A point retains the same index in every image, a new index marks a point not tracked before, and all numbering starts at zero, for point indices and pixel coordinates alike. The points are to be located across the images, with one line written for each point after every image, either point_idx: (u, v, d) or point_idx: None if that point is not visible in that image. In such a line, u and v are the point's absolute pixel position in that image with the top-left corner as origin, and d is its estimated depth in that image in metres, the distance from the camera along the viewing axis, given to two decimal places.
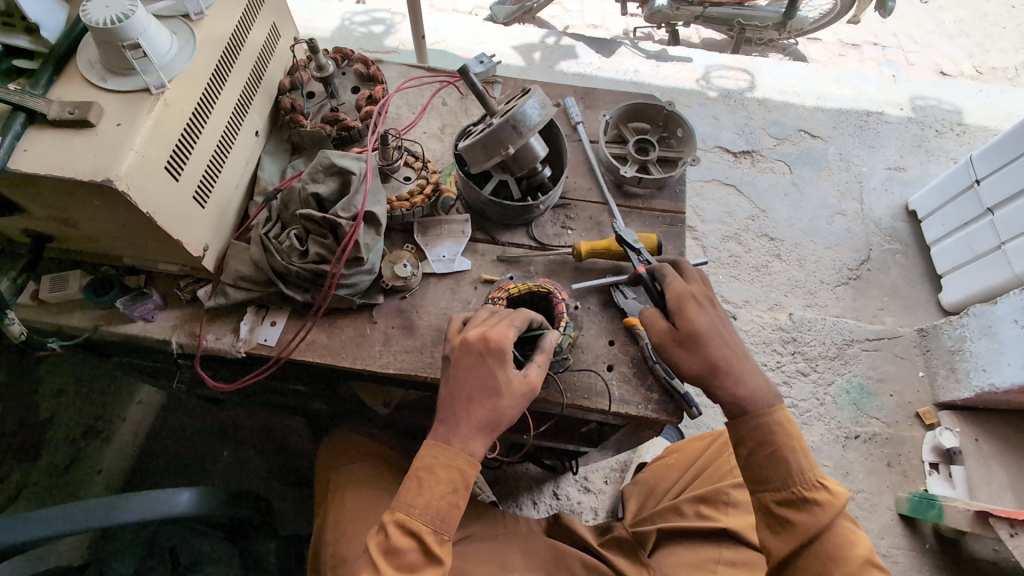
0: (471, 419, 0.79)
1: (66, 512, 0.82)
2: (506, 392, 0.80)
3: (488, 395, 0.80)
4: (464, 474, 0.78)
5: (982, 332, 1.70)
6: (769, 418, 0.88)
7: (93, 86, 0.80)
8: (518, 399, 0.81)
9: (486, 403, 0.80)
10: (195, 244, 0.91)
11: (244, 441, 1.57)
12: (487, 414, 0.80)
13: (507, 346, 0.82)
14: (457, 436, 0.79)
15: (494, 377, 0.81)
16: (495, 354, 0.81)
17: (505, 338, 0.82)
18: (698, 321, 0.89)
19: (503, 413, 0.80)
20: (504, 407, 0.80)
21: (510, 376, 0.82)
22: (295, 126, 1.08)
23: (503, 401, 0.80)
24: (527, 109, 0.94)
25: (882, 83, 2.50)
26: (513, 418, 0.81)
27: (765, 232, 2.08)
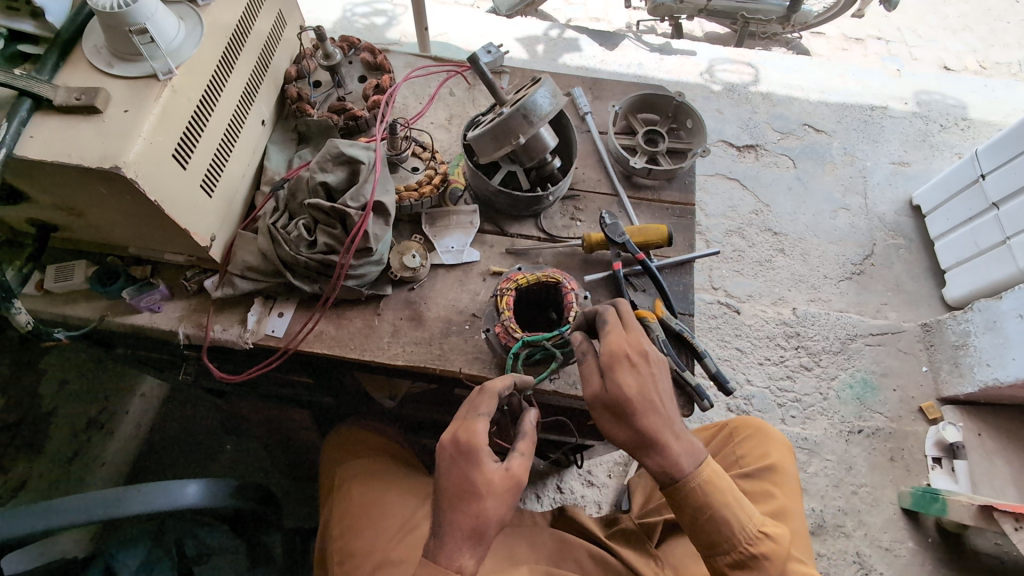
0: (456, 531, 0.75)
1: (72, 505, 0.82)
2: (486, 493, 0.76)
3: (469, 501, 0.76)
4: None
5: (987, 327, 1.70)
6: (693, 480, 0.81)
7: (99, 72, 0.79)
8: (504, 498, 0.77)
9: (471, 514, 0.76)
10: (202, 234, 0.90)
11: (247, 434, 1.56)
12: (472, 520, 0.75)
13: (480, 444, 0.78)
14: (448, 556, 0.74)
15: (471, 479, 0.77)
16: (467, 454, 0.78)
17: (473, 437, 0.78)
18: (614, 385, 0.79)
19: (489, 517, 0.76)
20: (487, 510, 0.76)
21: (490, 474, 0.77)
22: (302, 115, 1.07)
23: (486, 503, 0.76)
24: (538, 99, 0.93)
25: (887, 77, 2.48)
26: (500, 517, 0.77)
27: (768, 227, 2.07)
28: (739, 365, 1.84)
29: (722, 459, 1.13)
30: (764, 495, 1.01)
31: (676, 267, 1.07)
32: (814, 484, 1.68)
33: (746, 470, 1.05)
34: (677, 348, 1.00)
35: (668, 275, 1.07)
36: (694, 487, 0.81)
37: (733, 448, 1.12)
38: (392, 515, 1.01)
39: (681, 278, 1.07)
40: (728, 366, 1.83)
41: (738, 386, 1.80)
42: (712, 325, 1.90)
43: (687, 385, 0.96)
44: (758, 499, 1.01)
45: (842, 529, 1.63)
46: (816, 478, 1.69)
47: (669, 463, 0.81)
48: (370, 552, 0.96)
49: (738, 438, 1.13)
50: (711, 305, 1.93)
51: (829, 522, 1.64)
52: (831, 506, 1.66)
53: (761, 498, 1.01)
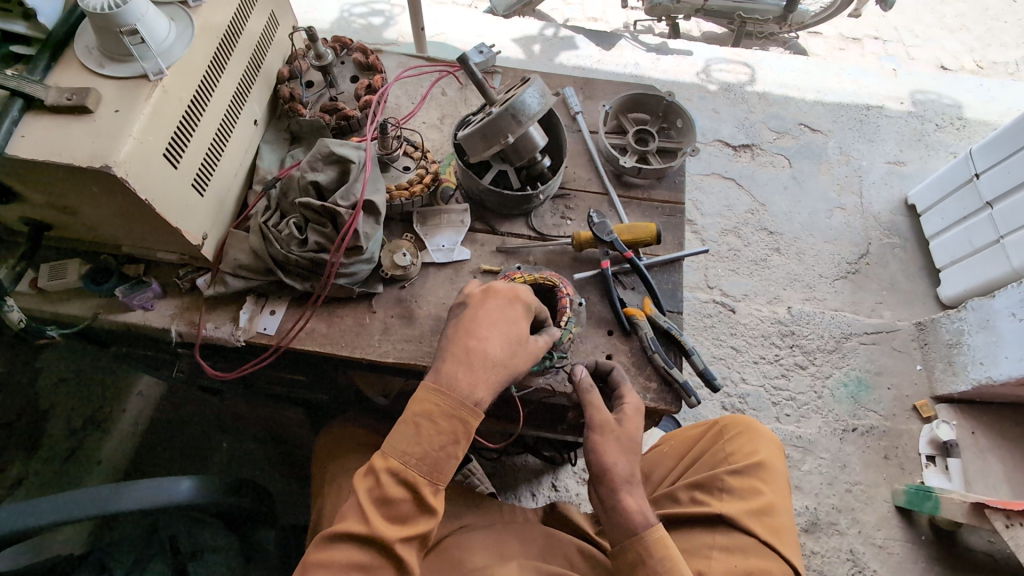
0: (485, 362, 0.83)
1: (63, 503, 0.83)
2: (526, 346, 0.86)
3: (513, 346, 0.85)
4: (465, 424, 0.79)
5: (980, 326, 1.70)
6: (652, 534, 0.81)
7: (90, 72, 0.80)
8: (529, 363, 0.87)
9: (505, 356, 0.84)
10: (194, 232, 0.91)
11: (243, 432, 1.57)
12: (499, 360, 0.83)
13: (529, 307, 0.89)
14: (470, 381, 0.81)
15: (518, 328, 0.86)
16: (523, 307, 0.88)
17: (528, 301, 0.89)
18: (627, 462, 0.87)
19: (515, 365, 0.85)
20: (520, 361, 0.85)
21: (530, 340, 0.88)
22: (295, 115, 1.08)
23: (518, 355, 0.85)
24: (526, 98, 0.93)
25: (882, 77, 2.49)
26: (520, 372, 0.86)
27: (764, 226, 2.08)
28: (734, 364, 1.85)
29: (710, 457, 1.11)
30: (753, 491, 1.02)
31: (665, 265, 1.08)
32: (808, 482, 1.69)
33: (734, 467, 1.04)
34: (666, 346, 1.01)
35: (657, 273, 1.08)
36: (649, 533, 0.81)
37: (721, 446, 1.11)
38: None
39: (669, 276, 1.08)
40: (723, 364, 1.84)
41: (733, 385, 1.81)
42: (707, 323, 1.90)
43: (674, 382, 0.97)
44: (748, 496, 1.01)
45: (836, 527, 1.64)
46: (810, 476, 1.70)
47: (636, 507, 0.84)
48: None
49: (727, 435, 1.11)
50: (706, 304, 1.93)
51: (823, 520, 1.65)
52: (825, 503, 1.67)
53: (748, 495, 1.01)
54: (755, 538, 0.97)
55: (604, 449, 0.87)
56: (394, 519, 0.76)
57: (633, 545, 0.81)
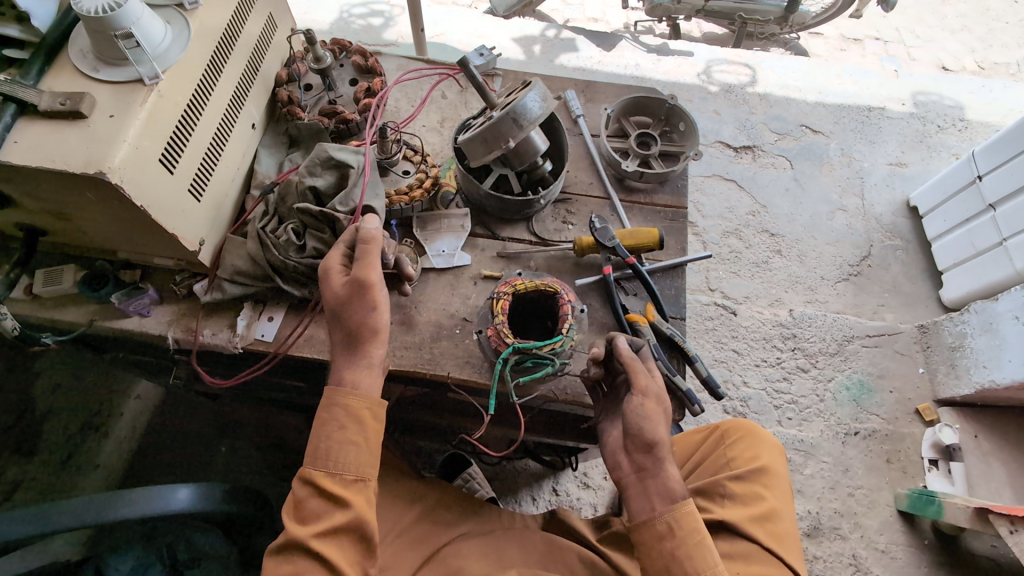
0: (359, 351, 0.83)
1: (63, 511, 0.82)
2: (378, 318, 0.83)
3: (370, 326, 0.83)
4: (348, 409, 0.81)
5: (983, 329, 1.69)
6: (680, 512, 0.81)
7: (85, 77, 0.79)
8: (370, 302, 0.83)
9: (369, 337, 0.83)
10: (190, 238, 0.89)
11: (240, 436, 1.56)
12: (344, 332, 0.84)
13: (368, 276, 0.83)
14: (349, 375, 0.83)
15: (367, 307, 0.83)
16: (359, 287, 0.82)
17: (363, 275, 0.82)
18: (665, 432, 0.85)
19: (353, 324, 0.82)
20: (378, 332, 0.83)
21: (378, 305, 0.83)
22: (293, 119, 1.06)
23: (358, 308, 0.82)
24: (527, 102, 0.92)
25: (883, 78, 2.48)
26: (372, 325, 0.83)
27: (765, 228, 2.07)
28: (735, 367, 1.83)
29: (712, 462, 1.10)
30: (756, 497, 1.00)
31: (667, 271, 1.07)
32: (811, 486, 1.68)
33: (737, 473, 1.03)
34: (668, 353, 1.00)
35: (659, 278, 1.06)
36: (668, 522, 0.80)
37: (722, 452, 1.09)
38: None
39: (672, 282, 1.06)
40: (724, 367, 1.83)
41: (734, 388, 1.80)
42: (709, 326, 1.89)
43: (678, 390, 0.96)
44: (750, 501, 1.00)
45: (838, 531, 1.63)
46: (812, 481, 1.69)
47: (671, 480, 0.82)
48: None
49: (729, 440, 1.10)
50: (708, 307, 1.92)
51: (825, 525, 1.63)
52: (827, 508, 1.66)
53: (751, 500, 1.00)
54: (757, 545, 0.96)
55: (648, 416, 0.84)
56: (308, 518, 0.78)
57: (664, 520, 0.81)
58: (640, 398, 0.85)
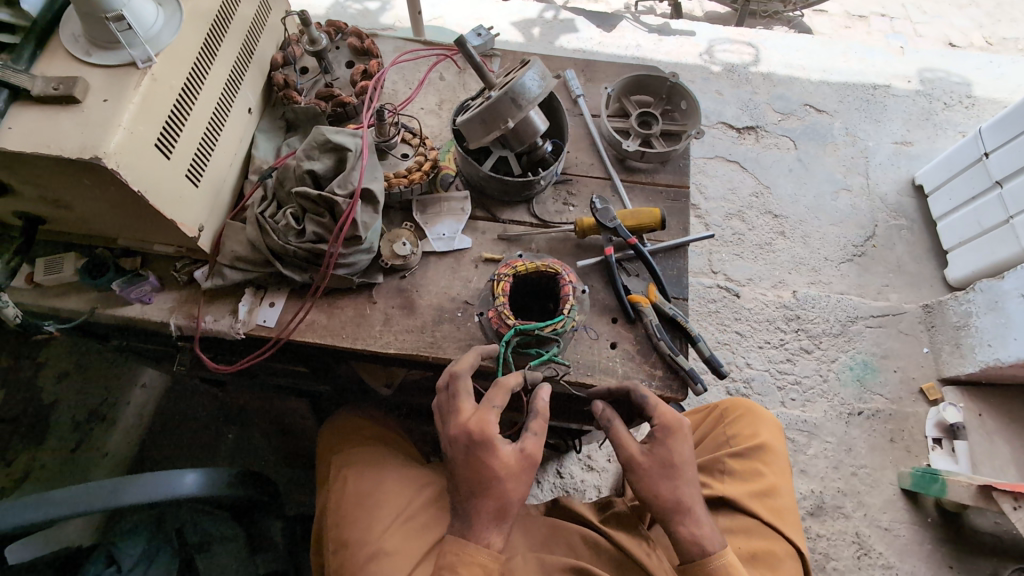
0: (479, 513, 0.80)
1: (69, 495, 0.82)
2: (505, 477, 0.79)
3: (491, 484, 0.79)
4: (487, 568, 0.78)
5: (989, 307, 1.68)
6: (715, 563, 0.80)
7: (77, 60, 0.78)
8: (521, 479, 0.81)
9: (491, 496, 0.79)
10: (189, 225, 0.89)
11: (245, 423, 1.57)
12: (498, 503, 0.80)
13: (491, 431, 0.80)
14: (473, 535, 0.80)
15: (488, 466, 0.79)
16: (482, 443, 0.79)
17: (488, 427, 0.80)
18: (680, 484, 0.83)
19: (512, 499, 0.80)
20: (508, 491, 0.80)
21: (504, 458, 0.80)
22: (290, 103, 1.05)
23: (508, 486, 0.80)
24: (526, 81, 0.91)
25: (889, 55, 2.43)
26: (521, 497, 0.81)
27: (769, 209, 2.05)
28: (739, 349, 1.83)
29: (712, 440, 1.11)
30: (755, 473, 1.01)
31: (669, 251, 1.06)
32: (814, 466, 1.69)
33: (736, 449, 1.04)
34: (671, 333, 0.99)
35: (661, 259, 1.06)
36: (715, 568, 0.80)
37: (723, 429, 1.10)
38: (387, 504, 1.00)
39: (674, 262, 1.06)
40: (728, 349, 1.82)
41: (738, 369, 1.80)
42: (712, 309, 1.88)
43: (680, 369, 0.95)
44: (750, 478, 1.01)
45: (842, 510, 1.64)
46: (816, 461, 1.69)
47: (701, 535, 0.82)
48: (364, 541, 0.95)
49: (728, 419, 1.11)
50: (711, 289, 1.91)
51: (828, 504, 1.64)
52: (830, 487, 1.66)
53: (751, 477, 1.01)
54: (758, 520, 0.96)
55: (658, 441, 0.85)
56: None
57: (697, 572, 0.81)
58: (649, 452, 0.85)
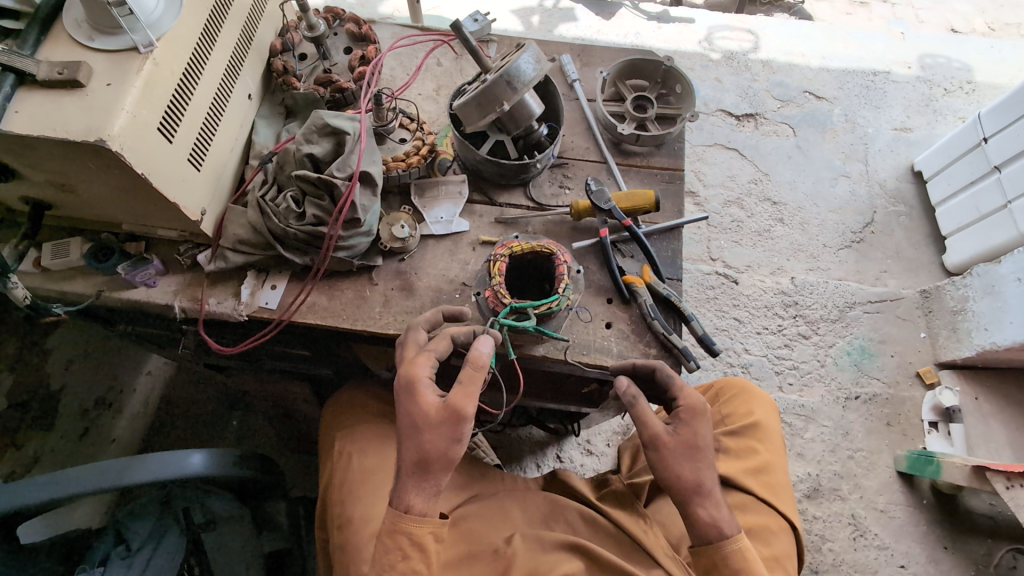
0: (405, 469, 0.78)
1: (82, 474, 0.85)
2: (422, 428, 0.77)
3: (412, 435, 0.78)
4: (409, 535, 0.76)
5: (985, 291, 1.69)
6: (730, 548, 0.81)
7: (80, 45, 0.79)
8: (443, 430, 0.77)
9: (413, 449, 0.77)
10: (192, 208, 0.91)
11: (250, 409, 1.60)
12: (414, 455, 0.77)
13: (416, 378, 0.80)
14: (402, 498, 0.78)
15: (409, 413, 0.78)
16: (405, 390, 0.80)
17: (414, 373, 0.80)
18: (701, 466, 0.84)
19: (427, 450, 0.77)
20: (427, 441, 0.77)
21: (425, 411, 0.78)
22: (289, 89, 1.07)
23: (424, 437, 0.77)
24: (521, 64, 0.92)
25: (889, 40, 2.43)
26: (442, 451, 0.77)
27: (767, 196, 2.06)
28: (737, 334, 1.85)
29: (708, 421, 1.13)
30: (749, 451, 1.03)
31: (664, 233, 1.08)
32: (811, 449, 1.71)
33: (731, 429, 1.06)
34: (665, 313, 1.01)
35: (656, 241, 1.07)
36: (731, 549, 0.81)
37: (718, 409, 1.12)
38: (391, 482, 1.03)
39: (669, 244, 1.07)
40: (726, 335, 1.84)
41: (736, 354, 1.82)
42: (711, 295, 1.90)
43: (674, 347, 0.97)
44: (743, 456, 1.03)
45: (838, 492, 1.66)
46: (813, 444, 1.72)
47: (720, 520, 0.83)
48: (368, 519, 0.97)
49: (723, 399, 1.13)
50: (709, 276, 1.93)
51: (825, 486, 1.67)
52: (827, 470, 1.69)
53: (745, 455, 1.03)
54: (752, 496, 0.98)
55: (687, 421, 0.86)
56: None
57: (712, 557, 0.82)
58: (673, 433, 0.86)
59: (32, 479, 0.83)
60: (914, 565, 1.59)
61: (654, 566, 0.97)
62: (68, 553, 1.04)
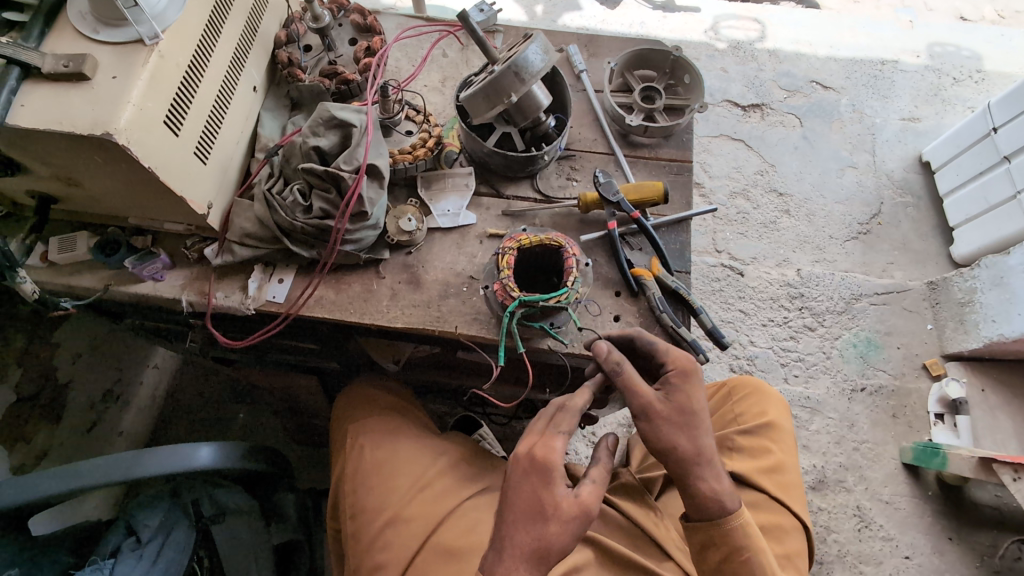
0: (514, 550, 0.76)
1: (96, 466, 0.85)
2: (551, 516, 0.77)
3: (536, 520, 0.77)
4: None
5: (993, 283, 1.68)
6: (734, 525, 0.83)
7: (85, 38, 0.79)
8: (568, 525, 0.77)
9: (528, 535, 0.76)
10: (198, 201, 0.91)
11: (256, 402, 1.60)
12: (534, 542, 0.76)
13: (553, 463, 0.79)
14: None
15: (540, 499, 0.78)
16: (542, 471, 0.79)
17: (551, 459, 0.79)
18: (699, 434, 0.83)
19: (551, 542, 0.76)
20: (550, 533, 0.76)
21: (557, 502, 0.77)
22: (294, 81, 1.06)
23: (550, 528, 0.76)
24: (529, 55, 0.91)
25: (897, 29, 2.39)
26: (562, 545, 0.76)
27: (774, 188, 2.04)
28: (743, 327, 1.84)
29: (720, 418, 1.13)
30: (763, 451, 1.03)
31: (672, 225, 1.07)
32: (816, 441, 1.71)
33: (744, 427, 1.06)
34: (674, 306, 1.01)
35: (664, 233, 1.07)
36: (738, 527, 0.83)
37: (731, 406, 1.12)
38: (400, 476, 1.03)
39: (677, 236, 1.07)
40: (731, 328, 1.84)
41: (742, 347, 1.81)
42: (716, 287, 1.89)
43: (683, 341, 0.97)
44: (758, 455, 1.03)
45: (843, 484, 1.66)
46: (818, 436, 1.71)
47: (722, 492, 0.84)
48: (377, 513, 1.00)
49: (736, 396, 1.12)
50: (715, 268, 1.92)
51: (830, 478, 1.67)
52: (833, 462, 1.68)
53: (758, 453, 1.03)
54: (765, 494, 0.99)
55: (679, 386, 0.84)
56: None
57: (712, 533, 0.84)
58: (666, 400, 0.84)
59: (49, 471, 0.84)
60: (919, 556, 1.59)
61: (664, 560, 0.99)
62: (78, 545, 1.05)
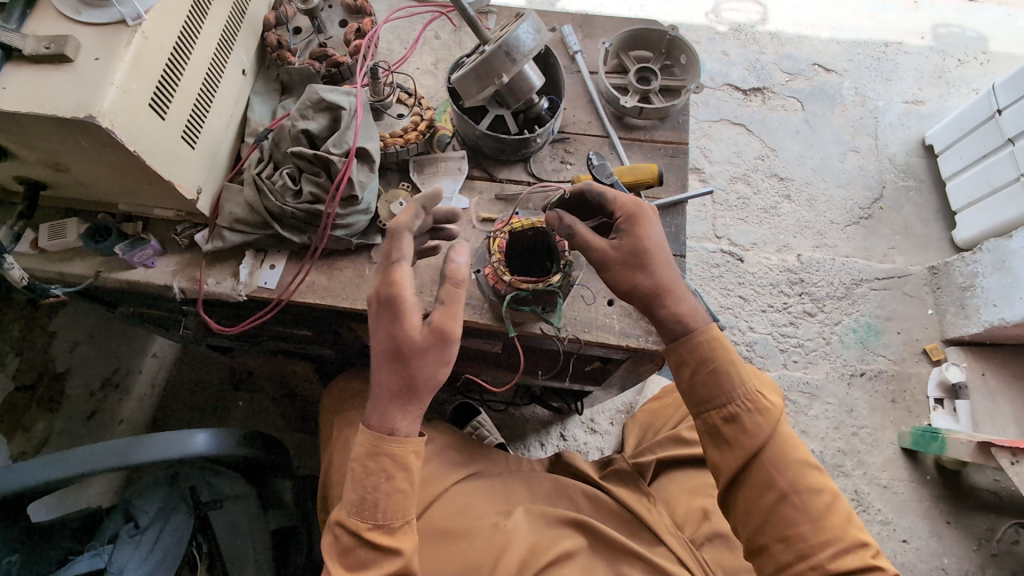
0: (385, 390, 0.78)
1: (90, 453, 0.85)
2: (408, 352, 0.76)
3: (399, 359, 0.77)
4: (394, 458, 0.77)
5: (995, 267, 1.67)
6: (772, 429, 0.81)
7: (67, 19, 0.77)
8: (431, 353, 0.77)
9: (395, 374, 0.77)
10: (187, 186, 0.90)
11: (255, 390, 1.61)
12: (401, 380, 0.77)
13: (397, 298, 0.76)
14: (386, 418, 0.78)
15: (395, 337, 0.77)
16: (390, 309, 0.77)
17: (400, 292, 0.76)
18: (654, 270, 0.85)
19: (417, 376, 0.77)
20: (416, 368, 0.77)
21: (412, 333, 0.76)
22: (284, 64, 1.05)
23: (413, 362, 0.77)
24: (520, 34, 0.89)
25: (902, 10, 2.33)
26: (430, 375, 0.78)
27: (775, 172, 2.02)
28: (742, 313, 1.83)
29: None
30: None
31: (668, 209, 1.06)
32: (815, 426, 1.70)
33: None
34: None
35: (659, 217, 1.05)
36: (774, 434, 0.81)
37: None
38: None
39: (672, 220, 1.05)
40: (730, 314, 1.83)
41: (741, 332, 1.81)
42: (714, 273, 1.88)
43: None
44: None
45: (841, 468, 1.66)
46: (817, 421, 1.71)
47: (683, 316, 0.85)
48: None
49: None
50: (714, 254, 1.90)
51: (828, 463, 1.66)
52: (831, 447, 1.68)
53: None
54: None
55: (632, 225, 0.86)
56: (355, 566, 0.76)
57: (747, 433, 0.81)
58: (618, 246, 0.87)
59: (41, 456, 0.84)
60: (916, 539, 1.59)
61: (658, 545, 0.99)
62: (76, 530, 1.05)
